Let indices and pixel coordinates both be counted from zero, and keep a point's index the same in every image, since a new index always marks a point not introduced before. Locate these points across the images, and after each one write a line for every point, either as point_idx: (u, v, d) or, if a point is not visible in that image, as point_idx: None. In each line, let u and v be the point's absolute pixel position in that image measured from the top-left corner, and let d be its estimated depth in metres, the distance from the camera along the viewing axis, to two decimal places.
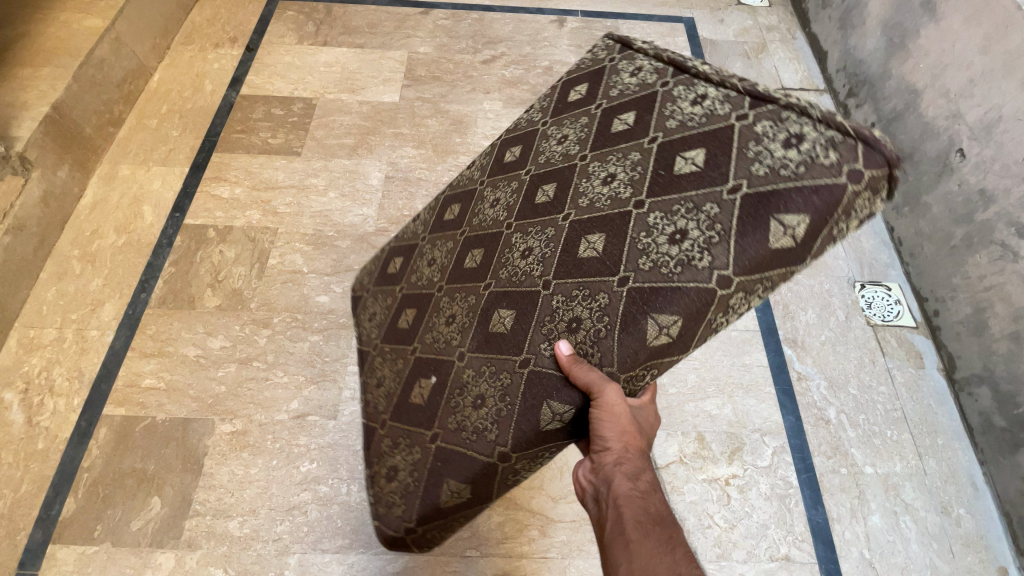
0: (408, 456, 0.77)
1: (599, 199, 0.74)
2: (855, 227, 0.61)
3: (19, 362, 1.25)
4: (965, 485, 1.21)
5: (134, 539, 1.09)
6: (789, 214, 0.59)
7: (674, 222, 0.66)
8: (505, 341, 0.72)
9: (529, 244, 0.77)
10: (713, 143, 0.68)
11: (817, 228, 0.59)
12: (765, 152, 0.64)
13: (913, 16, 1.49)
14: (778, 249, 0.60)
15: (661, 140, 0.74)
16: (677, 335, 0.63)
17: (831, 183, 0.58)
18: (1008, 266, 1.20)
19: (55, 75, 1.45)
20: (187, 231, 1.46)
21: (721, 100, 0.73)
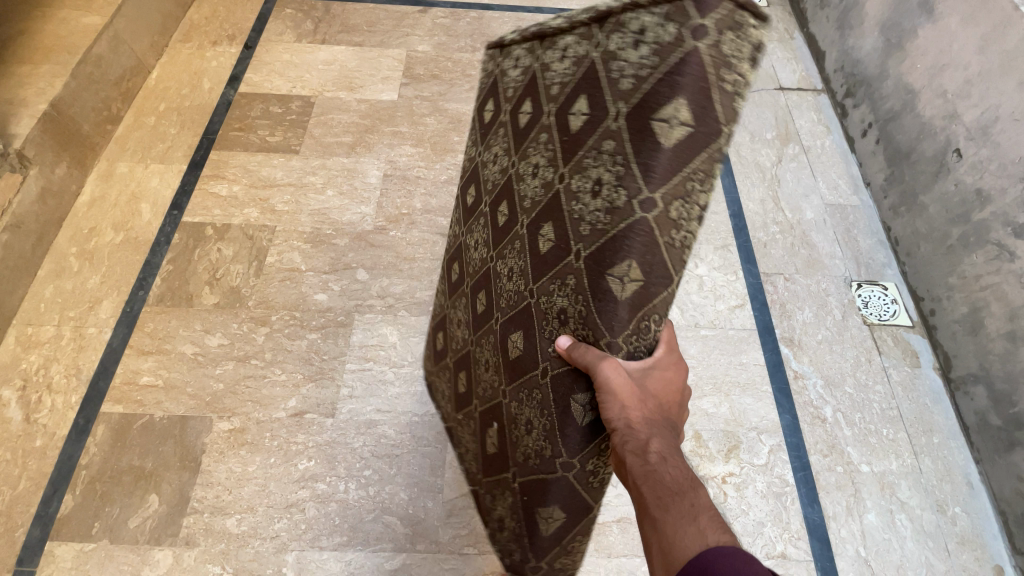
0: (506, 502, 0.75)
1: (533, 190, 0.64)
2: (750, 70, 0.49)
3: (17, 359, 1.25)
4: (960, 484, 1.22)
5: (133, 536, 1.09)
6: (674, 106, 0.48)
7: (589, 176, 0.55)
8: (525, 363, 0.65)
9: (508, 264, 0.70)
10: (586, 87, 0.56)
11: (706, 102, 0.48)
12: (625, 65, 0.52)
13: (911, 16, 1.49)
14: (687, 142, 0.49)
15: (553, 111, 0.62)
16: (652, 274, 0.52)
17: (684, 57, 0.48)
18: (1004, 266, 1.20)
19: (54, 72, 1.45)
20: (185, 229, 1.46)
21: (575, 43, 0.60)
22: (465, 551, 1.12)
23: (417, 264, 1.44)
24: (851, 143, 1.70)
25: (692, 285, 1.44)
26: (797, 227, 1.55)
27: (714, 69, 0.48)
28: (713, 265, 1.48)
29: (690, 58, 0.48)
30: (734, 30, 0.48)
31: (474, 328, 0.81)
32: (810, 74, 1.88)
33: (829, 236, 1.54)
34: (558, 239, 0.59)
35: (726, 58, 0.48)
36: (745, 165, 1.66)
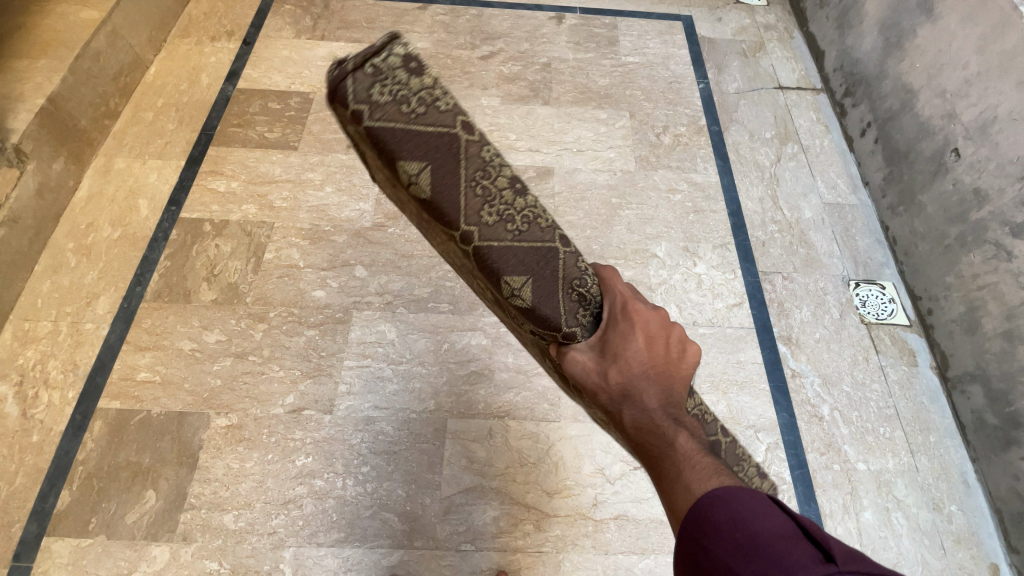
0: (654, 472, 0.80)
1: (453, 260, 0.71)
2: (411, 77, 0.47)
3: (13, 355, 1.25)
4: (956, 482, 1.23)
5: (129, 532, 1.09)
6: (404, 168, 0.49)
7: (449, 243, 0.59)
8: (564, 378, 0.73)
9: (497, 311, 0.77)
10: (393, 187, 0.62)
11: (422, 143, 0.48)
12: (373, 160, 0.53)
13: (910, 16, 1.49)
14: (439, 173, 0.50)
15: (405, 210, 0.66)
16: (534, 265, 0.56)
17: (373, 132, 0.47)
18: (1001, 265, 1.21)
19: (51, 67, 1.45)
20: (183, 225, 1.46)
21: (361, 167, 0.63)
22: (463, 548, 1.12)
23: (416, 261, 1.44)
24: (850, 143, 1.70)
25: (690, 283, 1.44)
26: (795, 226, 1.55)
27: (400, 118, 0.47)
28: (712, 264, 1.48)
29: (370, 132, 0.48)
30: (375, 77, 0.47)
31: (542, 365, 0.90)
32: (810, 73, 1.88)
33: (827, 235, 1.54)
34: (483, 282, 0.65)
35: (394, 100, 0.47)
36: (744, 163, 1.67)
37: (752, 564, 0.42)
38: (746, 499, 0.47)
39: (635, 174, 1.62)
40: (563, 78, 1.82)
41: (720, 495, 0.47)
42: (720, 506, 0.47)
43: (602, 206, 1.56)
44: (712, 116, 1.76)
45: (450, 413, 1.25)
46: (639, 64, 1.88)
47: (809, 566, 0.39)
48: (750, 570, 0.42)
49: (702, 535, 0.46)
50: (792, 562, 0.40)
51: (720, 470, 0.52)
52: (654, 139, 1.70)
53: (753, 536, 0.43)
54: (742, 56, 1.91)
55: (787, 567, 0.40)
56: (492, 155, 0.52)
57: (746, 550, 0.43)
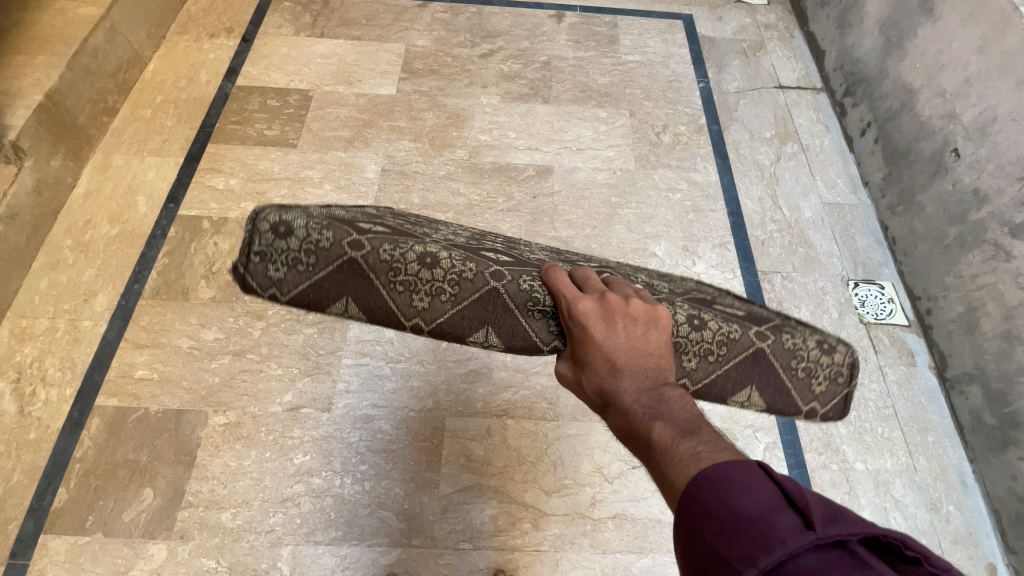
0: None
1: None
2: (289, 241, 0.54)
3: (10, 352, 1.25)
4: (954, 482, 1.23)
5: (127, 530, 1.09)
6: (335, 311, 0.58)
7: None
8: None
9: None
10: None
11: (336, 288, 0.56)
12: None
13: (910, 16, 1.49)
14: (360, 296, 0.57)
15: None
16: (484, 315, 0.60)
17: (296, 302, 0.57)
18: (1000, 266, 1.21)
19: (49, 63, 1.44)
20: (181, 223, 1.45)
21: None
22: (462, 547, 1.12)
23: None
24: (850, 143, 1.70)
25: None
26: (794, 225, 1.55)
27: (303, 283, 0.56)
28: (711, 263, 1.48)
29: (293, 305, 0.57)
30: (263, 259, 0.55)
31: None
32: (810, 73, 1.88)
33: (826, 234, 1.54)
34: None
35: (290, 267, 0.55)
36: (744, 163, 1.66)
37: (736, 544, 0.40)
38: (732, 474, 0.45)
39: (635, 173, 1.62)
40: (563, 76, 1.82)
41: (705, 476, 0.46)
42: (705, 487, 0.45)
43: (602, 205, 1.55)
44: (712, 115, 1.76)
45: (449, 411, 1.24)
46: (639, 62, 1.87)
47: (791, 537, 0.38)
48: (735, 549, 0.40)
49: (690, 520, 0.45)
50: (773, 537, 0.39)
51: (701, 454, 0.48)
52: (653, 138, 1.70)
53: (736, 513, 0.42)
54: (743, 56, 1.91)
55: (769, 542, 0.39)
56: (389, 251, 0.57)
57: (729, 529, 0.41)
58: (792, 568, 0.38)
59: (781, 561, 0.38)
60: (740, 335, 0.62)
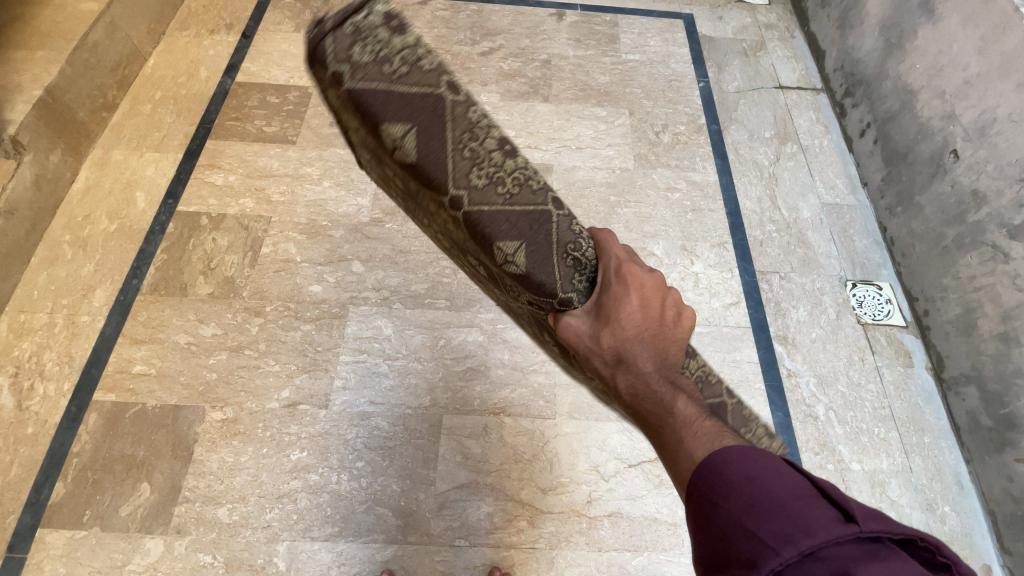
0: None
1: (453, 242, 0.72)
2: (394, 42, 0.53)
3: (9, 346, 1.25)
4: (950, 483, 1.23)
5: (123, 524, 1.09)
6: (388, 130, 0.55)
7: (442, 217, 0.64)
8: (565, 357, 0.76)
9: (502, 298, 0.82)
10: (377, 163, 0.66)
11: (404, 106, 0.54)
12: (361, 135, 0.61)
13: (911, 17, 1.49)
14: (423, 134, 0.55)
15: (409, 200, 0.72)
16: (526, 228, 0.59)
17: (362, 93, 0.53)
18: (999, 267, 1.21)
19: (49, 58, 1.44)
20: (180, 218, 1.46)
21: (373, 163, 0.71)
22: (457, 544, 1.12)
23: (413, 257, 1.44)
24: (849, 143, 1.70)
25: (688, 281, 1.44)
26: (793, 226, 1.55)
27: (379, 81, 0.53)
28: (709, 263, 1.48)
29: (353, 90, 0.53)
30: (356, 36, 0.53)
31: (536, 337, 0.92)
32: (810, 73, 1.88)
33: (824, 235, 1.54)
34: (478, 260, 0.68)
35: (377, 61, 0.53)
36: (743, 163, 1.66)
37: (770, 523, 0.40)
38: (765, 459, 0.45)
39: (634, 172, 1.62)
40: (563, 74, 1.82)
41: (735, 453, 0.46)
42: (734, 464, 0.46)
43: (601, 204, 1.56)
44: (712, 115, 1.76)
45: (446, 409, 1.25)
46: (639, 61, 1.87)
47: (831, 526, 0.38)
48: (766, 527, 0.40)
49: (715, 493, 0.45)
50: (812, 522, 0.39)
51: (722, 432, 0.50)
52: (653, 137, 1.70)
53: (768, 494, 0.42)
54: (743, 56, 1.91)
55: (808, 526, 0.39)
56: (472, 117, 0.56)
57: (760, 508, 0.42)
58: (831, 554, 0.37)
59: (822, 545, 0.38)
60: (715, 382, 0.69)
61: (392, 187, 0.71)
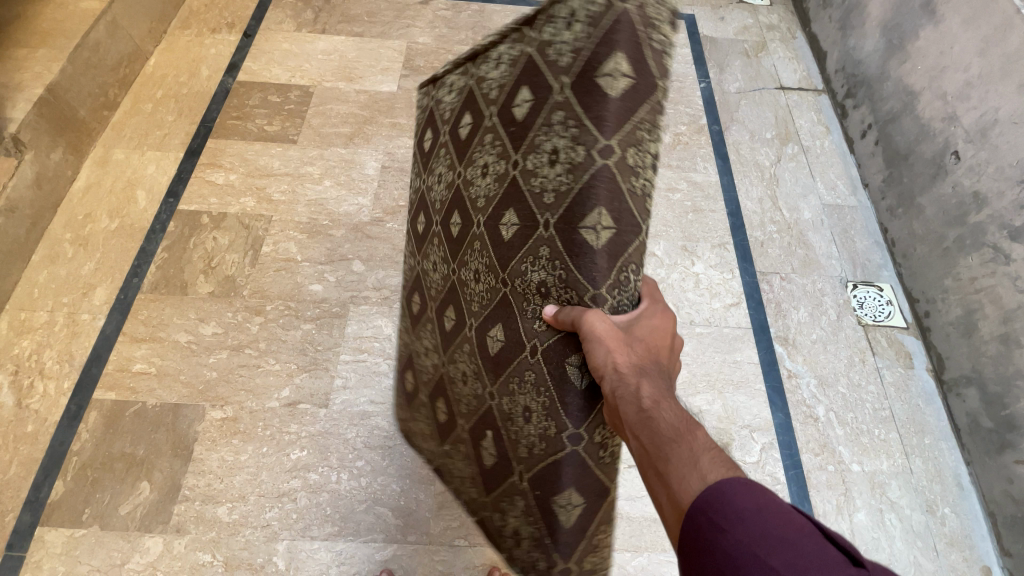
0: (517, 510, 0.73)
1: (500, 189, 0.68)
2: (667, 30, 0.57)
3: (9, 344, 1.25)
4: (950, 485, 1.23)
5: (123, 523, 1.09)
6: (613, 62, 0.55)
7: (543, 149, 0.62)
8: (506, 354, 0.69)
9: (472, 267, 0.75)
10: (526, 79, 0.63)
11: (639, 55, 0.55)
12: (559, 44, 0.59)
13: (912, 17, 1.49)
14: (631, 93, 0.56)
15: (495, 116, 0.69)
16: (623, 219, 0.58)
17: (613, 19, 0.55)
18: (999, 268, 1.21)
19: (51, 57, 1.45)
20: (181, 217, 1.46)
21: (508, 47, 0.67)
22: (457, 543, 1.12)
23: None
24: (850, 144, 1.70)
25: (688, 282, 1.44)
26: (794, 227, 1.55)
27: (642, 29, 0.55)
28: (710, 263, 1.48)
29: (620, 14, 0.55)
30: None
31: (452, 336, 0.82)
32: (811, 74, 1.88)
33: (825, 236, 1.54)
34: (528, 215, 0.64)
35: (647, 22, 0.55)
36: (744, 164, 1.66)
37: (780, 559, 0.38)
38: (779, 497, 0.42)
39: None
40: None
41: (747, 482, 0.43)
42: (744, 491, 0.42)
43: None
44: (713, 116, 1.76)
45: None
46: None
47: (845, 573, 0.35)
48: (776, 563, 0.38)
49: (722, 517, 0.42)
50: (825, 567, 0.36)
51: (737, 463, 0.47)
52: None
53: (782, 531, 0.39)
54: (744, 56, 1.91)
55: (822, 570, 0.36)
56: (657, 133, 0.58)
57: (772, 542, 0.39)
58: None
59: None
60: None
61: (506, 99, 0.67)
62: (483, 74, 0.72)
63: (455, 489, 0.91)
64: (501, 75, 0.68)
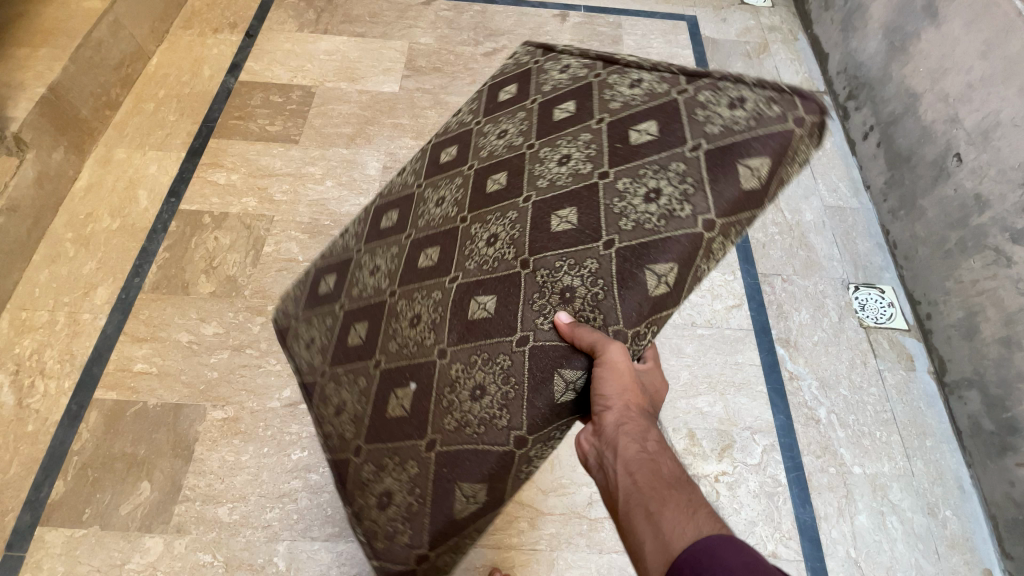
0: (401, 475, 0.68)
1: (571, 184, 0.71)
2: (801, 169, 0.65)
3: (9, 344, 1.25)
4: (951, 487, 1.23)
5: (124, 523, 1.09)
6: (756, 162, 0.63)
7: (644, 183, 0.66)
8: (489, 326, 0.67)
9: (489, 230, 0.73)
10: (664, 114, 0.70)
11: (778, 169, 0.64)
12: (714, 115, 0.67)
13: (914, 20, 1.49)
14: (754, 194, 0.64)
15: (606, 122, 0.74)
16: (679, 282, 0.64)
17: (782, 129, 0.63)
18: (1001, 271, 1.21)
19: (53, 56, 1.45)
20: (182, 217, 1.46)
21: (656, 80, 0.75)
22: None
23: None
24: (852, 146, 1.70)
25: None
26: (796, 228, 1.55)
27: (793, 155, 0.64)
28: None
29: (784, 129, 0.64)
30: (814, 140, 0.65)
31: (424, 275, 0.78)
32: (812, 76, 1.88)
33: (827, 238, 1.54)
34: (587, 224, 0.66)
35: (798, 153, 0.64)
36: None
37: None
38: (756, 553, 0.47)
39: None
40: None
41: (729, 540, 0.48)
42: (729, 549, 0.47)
43: None
44: None
45: None
46: None
47: None
48: None
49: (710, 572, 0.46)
50: None
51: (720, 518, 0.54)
52: None
53: None
54: (746, 58, 1.91)
55: None
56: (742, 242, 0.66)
57: None
58: None
59: None
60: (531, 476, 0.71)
61: (633, 118, 0.73)
62: (620, 90, 0.77)
63: (323, 418, 0.82)
64: (637, 100, 0.74)
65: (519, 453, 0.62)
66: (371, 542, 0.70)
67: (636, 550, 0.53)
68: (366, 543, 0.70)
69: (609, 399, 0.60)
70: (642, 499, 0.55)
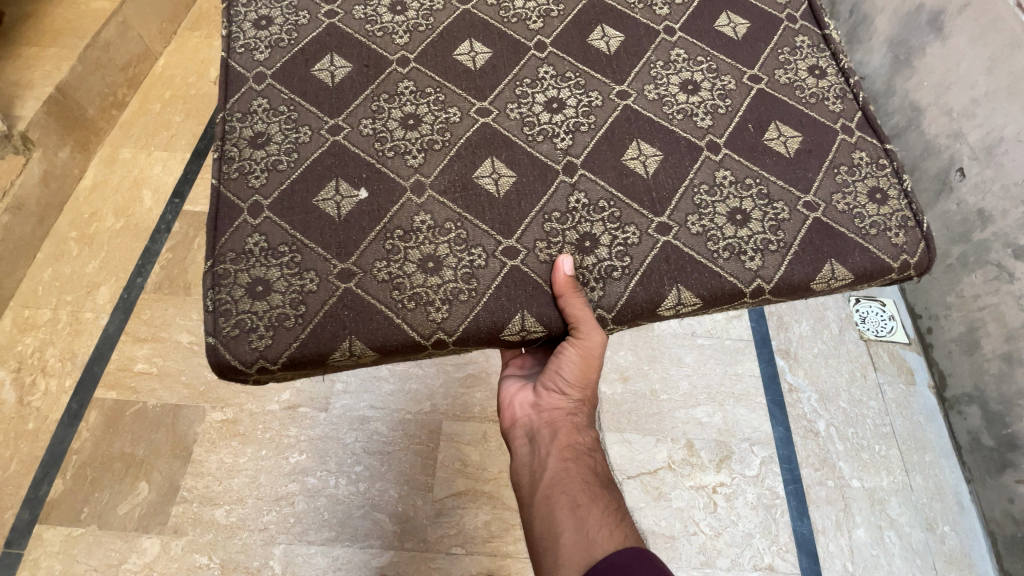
0: (294, 281, 0.73)
1: (682, 128, 0.82)
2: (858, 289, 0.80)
3: (12, 341, 1.26)
4: (950, 502, 1.22)
5: (121, 523, 1.10)
6: (839, 267, 0.76)
7: (737, 201, 0.78)
8: (492, 204, 0.78)
9: (555, 95, 0.84)
10: (818, 145, 0.81)
11: (844, 285, 0.78)
12: (851, 197, 0.79)
13: (920, 34, 1.45)
14: (814, 289, 0.77)
15: (762, 87, 0.85)
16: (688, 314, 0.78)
17: (884, 259, 0.77)
18: (1003, 287, 1.21)
19: (61, 56, 1.47)
20: (185, 218, 1.46)
21: (835, 92, 0.85)
22: (454, 551, 1.12)
23: None
24: None
25: None
26: None
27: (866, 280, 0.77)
28: None
29: (884, 261, 0.77)
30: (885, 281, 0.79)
31: (455, 75, 0.85)
32: None
33: None
34: (659, 183, 0.79)
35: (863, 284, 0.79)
36: None
37: None
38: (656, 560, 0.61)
39: None
40: None
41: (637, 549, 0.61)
42: (636, 557, 0.60)
43: None
44: None
45: (446, 415, 1.24)
46: None
47: None
48: None
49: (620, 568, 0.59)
50: None
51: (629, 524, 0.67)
52: None
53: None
54: None
55: None
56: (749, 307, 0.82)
57: None
58: None
59: None
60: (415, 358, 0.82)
61: (787, 112, 0.83)
62: (797, 63, 0.87)
63: (231, 134, 0.80)
64: (804, 94, 0.85)
65: (428, 347, 0.73)
66: (215, 316, 0.72)
67: (553, 531, 0.64)
68: (209, 314, 0.72)
69: (569, 385, 0.75)
70: (568, 488, 0.67)
